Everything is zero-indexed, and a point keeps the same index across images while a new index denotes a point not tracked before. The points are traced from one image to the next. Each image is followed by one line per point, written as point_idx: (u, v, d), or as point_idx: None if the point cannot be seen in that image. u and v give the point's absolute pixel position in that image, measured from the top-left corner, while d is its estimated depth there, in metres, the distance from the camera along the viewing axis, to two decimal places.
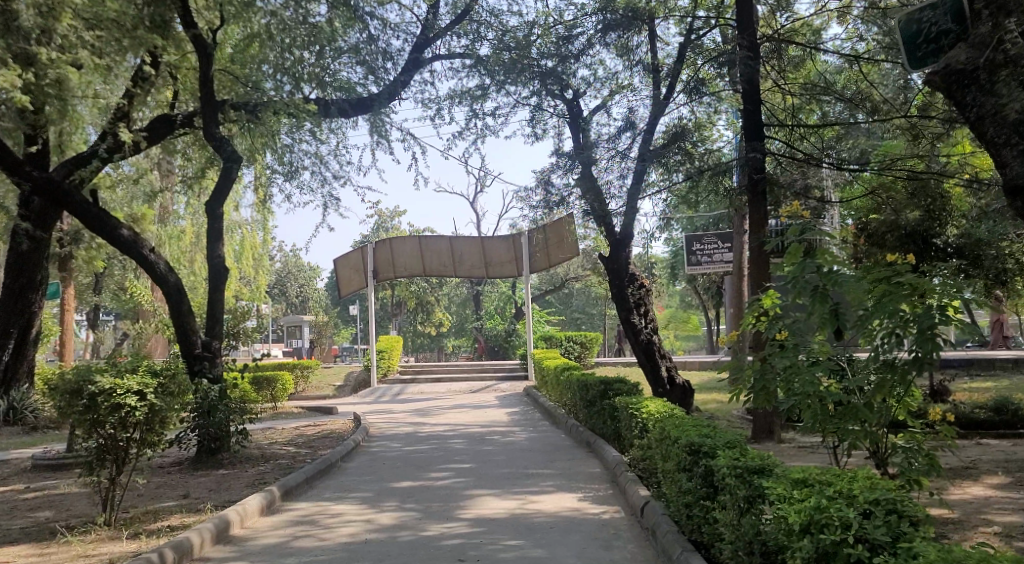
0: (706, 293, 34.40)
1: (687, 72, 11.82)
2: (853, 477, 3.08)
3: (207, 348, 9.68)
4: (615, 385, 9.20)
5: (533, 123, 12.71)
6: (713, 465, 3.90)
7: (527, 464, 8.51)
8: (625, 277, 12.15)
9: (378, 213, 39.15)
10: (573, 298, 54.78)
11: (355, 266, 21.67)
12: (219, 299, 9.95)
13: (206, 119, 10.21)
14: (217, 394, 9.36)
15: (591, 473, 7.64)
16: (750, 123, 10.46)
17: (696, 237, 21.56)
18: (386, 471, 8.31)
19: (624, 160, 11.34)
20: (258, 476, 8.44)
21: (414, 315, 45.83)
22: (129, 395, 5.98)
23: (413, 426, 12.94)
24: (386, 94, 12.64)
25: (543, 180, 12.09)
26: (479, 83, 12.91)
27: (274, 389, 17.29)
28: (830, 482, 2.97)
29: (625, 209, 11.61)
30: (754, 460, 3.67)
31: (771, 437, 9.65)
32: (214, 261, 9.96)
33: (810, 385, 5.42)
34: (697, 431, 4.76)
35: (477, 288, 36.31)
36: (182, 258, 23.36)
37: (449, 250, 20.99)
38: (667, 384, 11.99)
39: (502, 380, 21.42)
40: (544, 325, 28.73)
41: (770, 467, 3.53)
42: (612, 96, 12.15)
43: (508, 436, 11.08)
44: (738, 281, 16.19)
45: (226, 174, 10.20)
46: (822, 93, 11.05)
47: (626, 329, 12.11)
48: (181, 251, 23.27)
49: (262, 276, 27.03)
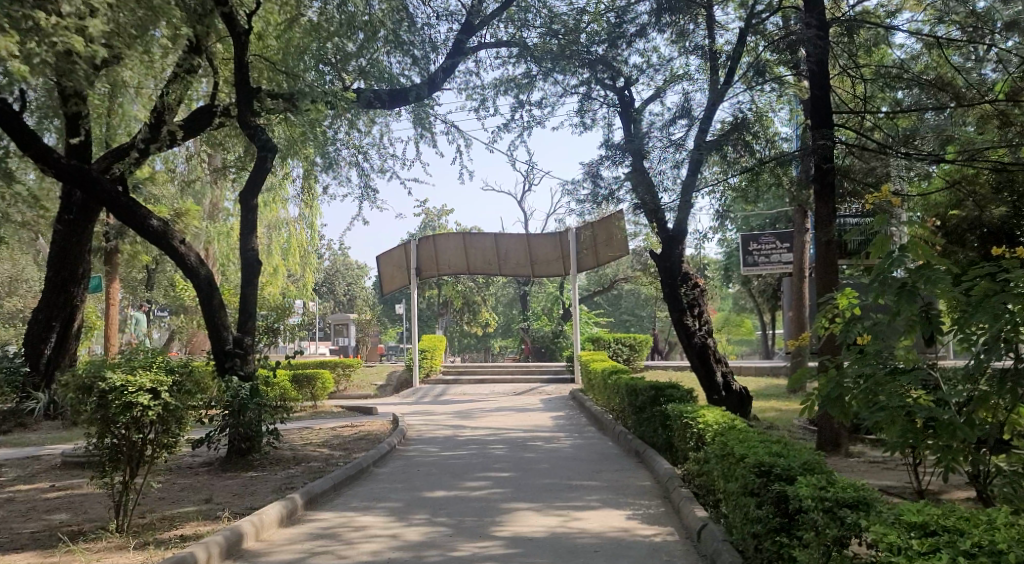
0: (761, 296, 33.15)
1: (747, 60, 10.98)
2: (986, 522, 2.40)
3: (239, 345, 9.36)
4: (668, 391, 8.48)
5: (582, 112, 12.07)
6: (791, 494, 3.20)
7: (570, 474, 7.88)
8: (677, 275, 11.42)
9: (425, 212, 38.99)
10: (622, 299, 53.79)
11: (397, 264, 21.34)
12: (252, 294, 9.62)
13: (239, 106, 9.87)
14: (248, 392, 8.97)
15: (642, 487, 6.98)
16: (817, 108, 9.61)
17: (753, 236, 20.50)
18: (419, 478, 7.78)
19: (678, 151, 10.62)
20: (286, 481, 8.05)
21: (460, 315, 45.58)
22: (141, 393, 5.60)
23: (452, 429, 12.42)
24: (427, 85, 12.16)
25: (591, 172, 11.45)
26: (525, 72, 12.32)
27: (314, 388, 17.03)
28: (959, 529, 2.29)
29: (680, 204, 10.89)
30: (845, 491, 2.98)
31: (838, 451, 8.79)
32: (246, 253, 9.63)
33: (893, 397, 4.59)
34: (773, 447, 4.05)
35: (524, 288, 35.76)
36: (230, 254, 23.44)
37: (494, 248, 20.51)
38: (723, 390, 11.20)
39: (548, 383, 20.79)
40: (592, 326, 27.98)
41: (866, 499, 2.85)
42: (667, 84, 11.43)
43: (551, 443, 10.47)
44: (798, 282, 15.23)
45: (260, 164, 9.86)
46: (895, 79, 10.13)
47: (678, 331, 11.37)
48: (229, 247, 23.35)
49: (309, 274, 26.96)
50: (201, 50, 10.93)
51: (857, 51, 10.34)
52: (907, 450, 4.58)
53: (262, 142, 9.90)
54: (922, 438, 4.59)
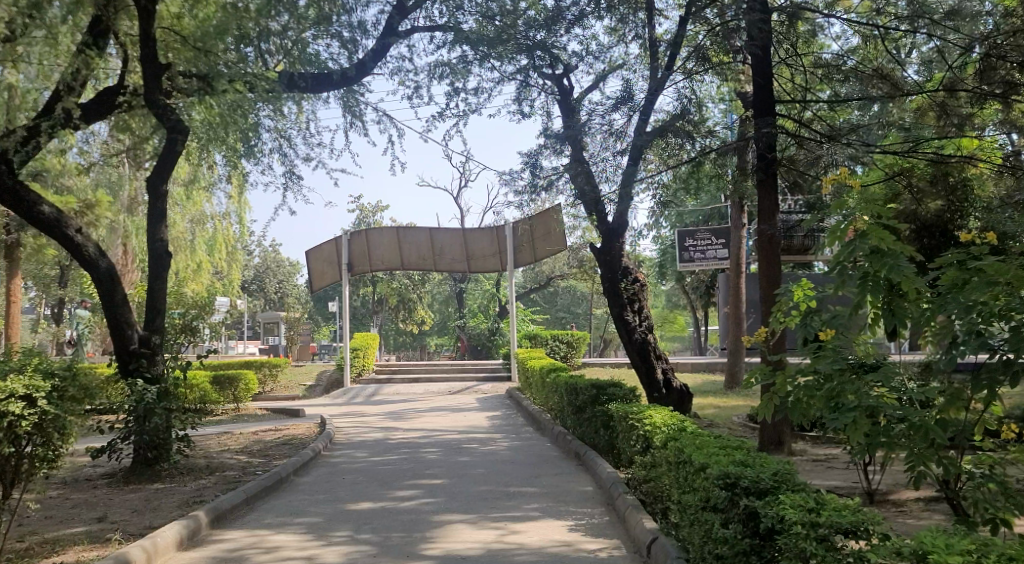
0: (695, 293, 33.48)
1: (687, 49, 10.69)
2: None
3: (145, 344, 8.54)
4: (610, 389, 8.09)
5: (519, 100, 11.58)
6: (771, 517, 2.81)
7: (507, 480, 7.38)
8: (618, 269, 11.08)
9: (360, 208, 37.98)
10: (558, 296, 53.74)
11: (328, 258, 20.44)
12: (161, 288, 8.79)
13: (146, 81, 8.98)
14: (155, 396, 8.14)
15: (584, 493, 6.55)
16: (761, 98, 9.32)
17: (689, 232, 20.43)
18: (343, 488, 7.14)
19: (617, 142, 10.28)
20: (196, 494, 7.30)
21: (395, 313, 44.56)
22: (12, 400, 4.76)
23: (383, 432, 11.78)
24: (358, 72, 11.37)
25: (529, 162, 10.99)
26: (460, 57, 11.76)
27: (237, 389, 16.05)
28: None
29: (620, 196, 10.55)
30: (838, 514, 2.62)
31: (781, 449, 8.53)
32: (154, 244, 8.78)
33: (857, 398, 4.24)
34: (739, 455, 3.68)
35: (460, 286, 35.11)
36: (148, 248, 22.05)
37: (429, 243, 19.86)
38: (664, 388, 10.90)
39: (483, 381, 20.25)
40: (528, 324, 27.55)
41: (864, 526, 2.49)
42: (606, 73, 11.08)
43: (487, 445, 9.96)
44: (734, 277, 15.13)
45: (170, 146, 9.01)
46: (831, 71, 10.01)
47: (618, 327, 11.04)
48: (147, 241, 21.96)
49: (235, 270, 25.71)
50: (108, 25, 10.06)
51: (796, 42, 10.16)
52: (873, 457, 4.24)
53: (172, 123, 9.07)
54: (889, 442, 4.26)
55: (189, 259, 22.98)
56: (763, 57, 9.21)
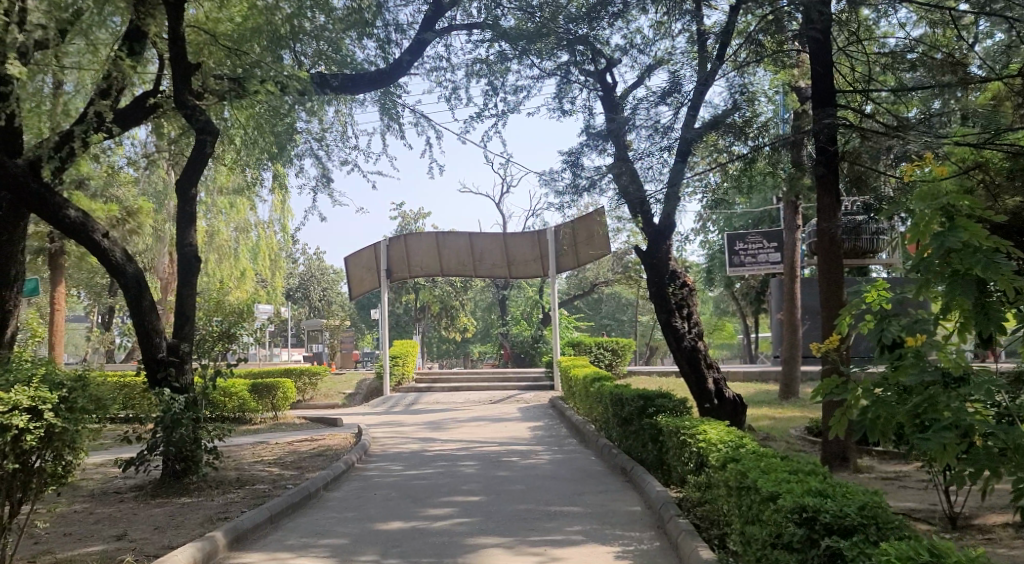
0: (744, 299, 32.44)
1: (738, 40, 10.05)
2: None
3: (174, 352, 8.36)
4: (658, 400, 7.55)
5: (560, 98, 11.08)
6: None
7: (548, 498, 6.87)
8: (665, 273, 10.48)
9: (403, 216, 37.96)
10: (602, 303, 53.03)
11: (367, 265, 20.26)
12: (190, 295, 8.57)
13: (175, 82, 8.77)
14: (182, 406, 7.89)
15: (631, 515, 6.00)
16: (821, 87, 8.61)
17: (738, 235, 19.62)
18: (374, 506, 6.73)
19: (663, 137, 9.71)
20: (222, 509, 6.99)
21: (437, 321, 44.36)
22: (15, 413, 4.45)
23: (421, 443, 11.38)
24: (397, 71, 10.97)
25: (570, 161, 10.49)
26: (499, 56, 11.29)
27: (275, 398, 15.84)
28: None
29: (667, 195, 9.99)
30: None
31: (845, 465, 7.82)
32: (183, 249, 8.57)
33: (951, 416, 3.64)
34: (817, 483, 3.15)
35: (503, 293, 34.69)
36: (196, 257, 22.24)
37: (469, 249, 19.49)
38: (715, 398, 10.25)
39: (525, 390, 19.74)
40: (571, 331, 26.97)
41: None
42: (651, 68, 10.50)
43: (528, 458, 9.45)
44: (789, 281, 14.34)
45: (199, 148, 8.79)
46: (895, 60, 9.24)
47: (666, 334, 10.43)
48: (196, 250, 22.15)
49: (280, 279, 25.74)
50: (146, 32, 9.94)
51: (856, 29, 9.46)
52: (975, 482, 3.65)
53: (201, 124, 8.85)
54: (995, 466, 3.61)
55: (233, 267, 23.05)
56: (822, 42, 8.55)
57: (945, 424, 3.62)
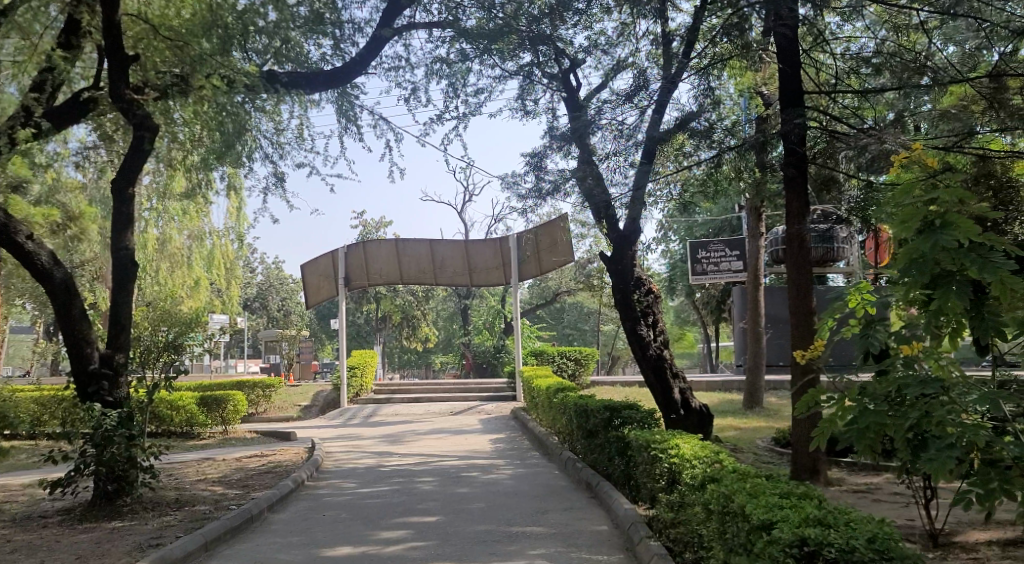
0: (705, 308, 32.45)
1: (703, 42, 9.83)
2: None
3: (107, 364, 7.77)
4: (624, 411, 7.20)
5: (523, 99, 10.75)
6: None
7: (509, 517, 6.45)
8: (630, 279, 10.17)
9: (364, 224, 37.33)
10: (564, 312, 52.94)
11: (324, 273, 19.66)
12: (125, 301, 7.97)
13: (112, 76, 8.24)
14: (116, 422, 7.32)
15: (598, 535, 5.61)
16: (788, 89, 8.37)
17: (701, 243, 19.52)
18: (322, 529, 6.23)
19: (629, 141, 9.43)
20: (155, 534, 6.43)
21: (398, 330, 43.66)
22: None
23: (378, 457, 10.86)
24: (353, 69, 10.46)
25: (532, 164, 10.15)
26: (459, 55, 10.89)
27: (225, 411, 15.15)
28: None
29: (632, 201, 9.70)
30: None
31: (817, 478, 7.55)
32: (119, 252, 7.99)
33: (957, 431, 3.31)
34: (812, 509, 2.84)
35: (465, 303, 34.18)
36: (148, 266, 21.31)
37: (429, 256, 19.03)
38: (682, 408, 9.95)
39: (487, 401, 19.31)
40: (534, 340, 26.63)
41: None
42: (614, 69, 10.22)
43: (488, 473, 9.02)
44: (752, 288, 14.18)
45: (136, 144, 8.22)
46: (859, 64, 9.12)
47: (631, 342, 10.12)
48: (148, 259, 21.22)
49: (235, 288, 24.89)
50: (80, 25, 9.40)
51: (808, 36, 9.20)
52: (985, 507, 3.31)
53: (139, 119, 8.29)
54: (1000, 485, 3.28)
55: (186, 275, 22.20)
56: (790, 40, 8.32)
57: (949, 442, 3.27)
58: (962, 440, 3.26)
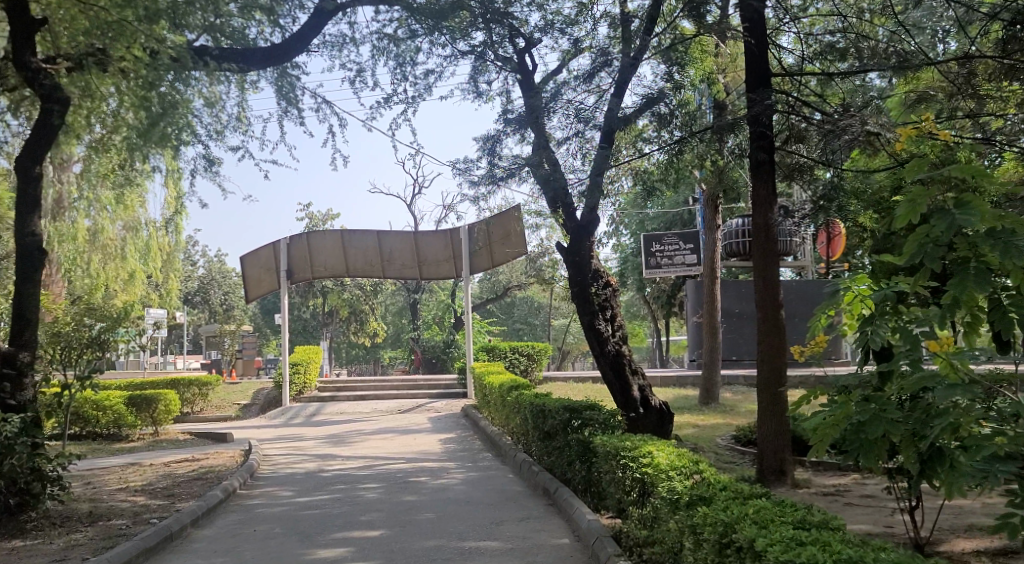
0: (656, 303, 32.31)
1: (663, 24, 9.43)
2: None
3: (9, 364, 6.92)
4: (585, 412, 6.75)
5: (476, 81, 10.16)
6: None
7: (460, 530, 5.89)
8: (588, 271, 9.68)
9: (310, 216, 36.05)
10: (515, 307, 52.47)
11: (266, 265, 18.72)
12: (31, 293, 7.12)
13: (16, 41, 7.35)
14: (17, 428, 6.50)
15: (559, 551, 5.11)
16: (754, 69, 7.98)
17: (656, 236, 19.21)
18: (251, 548, 5.56)
19: (587, 124, 8.95)
20: (59, 556, 5.67)
21: (346, 325, 42.38)
22: None
23: (320, 462, 10.15)
24: (297, 44, 9.62)
25: (486, 148, 9.57)
26: (406, 31, 10.23)
27: (155, 411, 14.16)
28: None
29: (590, 188, 9.23)
30: None
31: (785, 480, 7.25)
32: (23, 239, 7.12)
33: (1003, 442, 2.89)
34: (842, 546, 2.41)
35: (415, 297, 33.26)
36: (77, 259, 19.86)
37: (376, 248, 18.28)
38: (641, 406, 9.53)
39: (437, 398, 18.67)
40: (485, 335, 26.05)
41: None
42: (571, 49, 9.74)
43: (438, 478, 8.43)
44: (709, 282, 13.83)
45: (44, 118, 7.33)
46: (826, 50, 8.76)
47: (589, 337, 9.66)
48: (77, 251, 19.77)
49: (173, 281, 23.54)
50: None
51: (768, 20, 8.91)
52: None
53: (46, 89, 7.40)
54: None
55: (118, 268, 20.86)
56: (757, 20, 7.93)
57: (988, 457, 2.86)
58: (1008, 452, 2.84)
